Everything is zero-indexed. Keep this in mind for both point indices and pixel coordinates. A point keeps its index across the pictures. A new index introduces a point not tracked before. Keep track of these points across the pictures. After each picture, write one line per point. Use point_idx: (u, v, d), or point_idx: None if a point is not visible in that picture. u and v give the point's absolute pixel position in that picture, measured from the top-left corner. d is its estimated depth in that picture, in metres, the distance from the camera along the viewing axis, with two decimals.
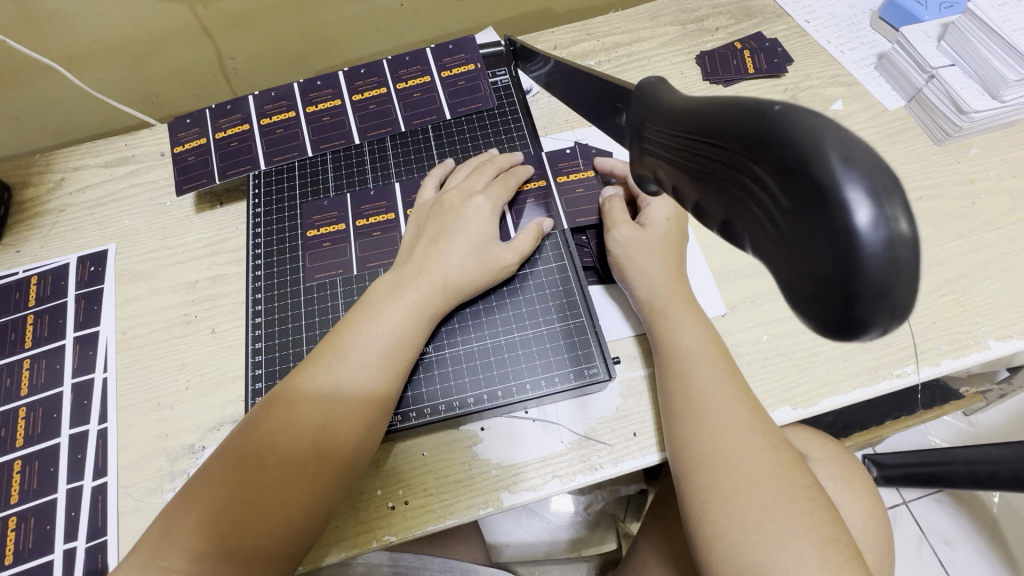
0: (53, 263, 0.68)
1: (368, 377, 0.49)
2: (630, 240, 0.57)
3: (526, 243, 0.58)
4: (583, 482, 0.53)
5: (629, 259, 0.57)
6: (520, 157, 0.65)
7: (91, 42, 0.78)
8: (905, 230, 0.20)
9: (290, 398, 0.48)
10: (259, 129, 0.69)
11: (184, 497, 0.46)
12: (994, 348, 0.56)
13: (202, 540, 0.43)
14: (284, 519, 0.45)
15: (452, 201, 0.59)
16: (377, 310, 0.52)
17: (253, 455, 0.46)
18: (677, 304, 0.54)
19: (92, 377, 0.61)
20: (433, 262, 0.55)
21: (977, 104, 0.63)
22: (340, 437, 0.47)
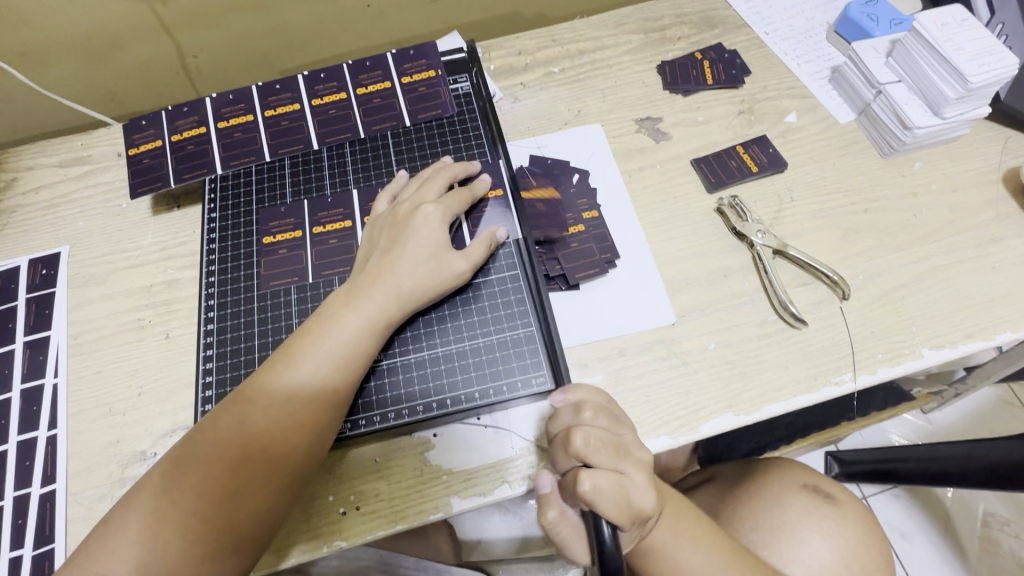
0: (3, 265, 0.67)
1: (319, 387, 0.50)
2: (560, 502, 0.45)
3: (478, 251, 0.59)
4: (532, 487, 0.54)
5: (564, 525, 0.45)
6: (477, 166, 0.65)
7: (45, 39, 0.77)
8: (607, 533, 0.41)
9: (240, 408, 0.48)
10: (217, 132, 0.68)
11: (127, 507, 0.45)
12: (927, 357, 0.59)
13: (144, 552, 0.43)
14: (233, 525, 0.45)
15: (407, 210, 0.59)
16: (329, 320, 0.52)
17: (200, 464, 0.46)
18: (628, 505, 0.42)
19: (41, 382, 0.61)
20: (386, 272, 0.55)
21: (919, 121, 0.66)
22: (291, 446, 0.48)
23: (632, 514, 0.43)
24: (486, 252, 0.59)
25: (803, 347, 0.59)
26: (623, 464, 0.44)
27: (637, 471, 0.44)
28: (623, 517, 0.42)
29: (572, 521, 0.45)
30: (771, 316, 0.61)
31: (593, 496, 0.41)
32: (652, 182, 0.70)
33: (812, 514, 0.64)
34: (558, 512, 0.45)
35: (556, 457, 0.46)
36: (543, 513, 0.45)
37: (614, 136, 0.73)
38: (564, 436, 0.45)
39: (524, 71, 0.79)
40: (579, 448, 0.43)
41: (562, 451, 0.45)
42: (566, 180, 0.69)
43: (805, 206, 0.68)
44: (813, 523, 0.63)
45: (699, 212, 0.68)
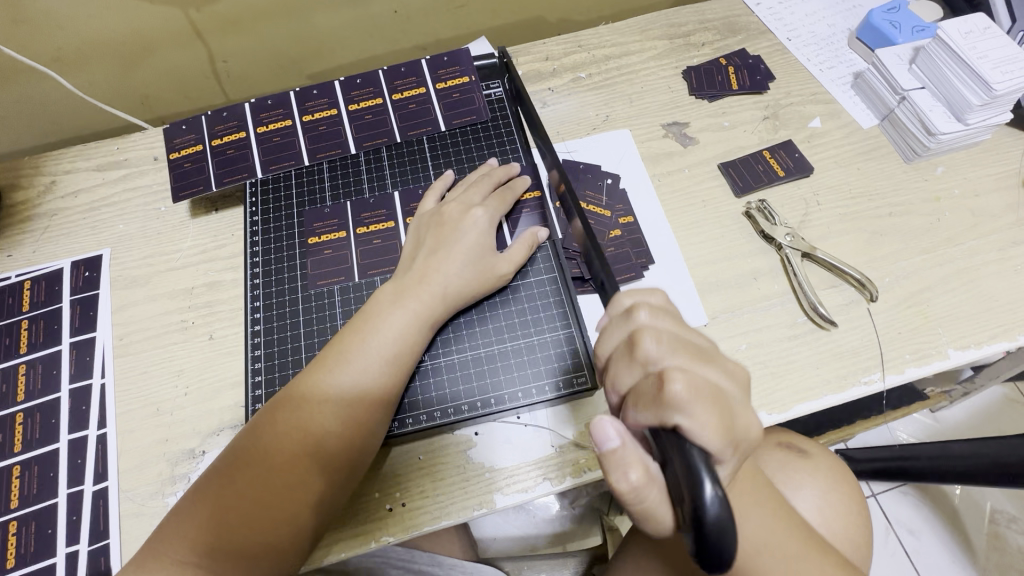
0: (46, 268, 0.69)
1: (371, 383, 0.51)
2: (640, 458, 0.36)
3: (520, 253, 0.61)
4: (572, 484, 0.56)
5: (651, 489, 0.36)
6: (517, 169, 0.67)
7: (82, 44, 0.78)
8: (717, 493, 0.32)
9: (294, 402, 0.50)
10: (256, 136, 0.70)
11: (192, 496, 0.47)
12: (953, 357, 0.60)
13: (210, 539, 0.45)
14: (288, 518, 0.47)
15: (451, 212, 0.61)
16: (378, 319, 0.54)
17: (259, 457, 0.48)
18: (730, 423, 0.36)
19: (89, 382, 0.62)
20: (433, 272, 0.57)
21: (943, 127, 0.67)
22: (343, 442, 0.49)
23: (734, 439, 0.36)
24: (527, 253, 0.61)
25: (832, 348, 0.61)
26: (706, 366, 0.38)
27: (724, 376, 0.38)
28: (726, 438, 0.35)
29: (658, 485, 0.36)
30: (801, 317, 0.63)
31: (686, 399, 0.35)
32: (681, 186, 0.72)
33: (788, 469, 0.63)
34: (643, 472, 0.36)
35: (617, 373, 0.40)
36: (623, 476, 0.36)
37: (643, 141, 0.75)
38: (627, 345, 0.40)
39: (552, 76, 0.81)
40: (651, 353, 0.39)
41: (625, 361, 0.40)
42: (598, 182, 0.71)
43: (831, 209, 0.69)
44: (789, 480, 0.62)
45: (727, 216, 0.69)
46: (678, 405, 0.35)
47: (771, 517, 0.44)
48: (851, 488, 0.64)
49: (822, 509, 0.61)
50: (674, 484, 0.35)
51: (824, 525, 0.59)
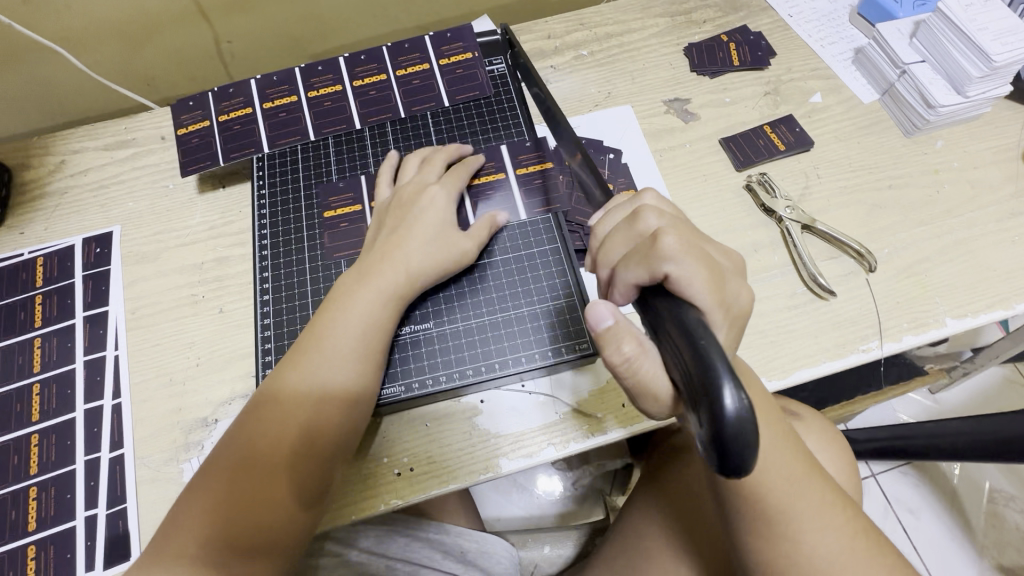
0: (58, 244, 0.70)
1: (348, 360, 0.53)
2: (633, 333, 0.39)
3: (482, 232, 0.62)
4: (575, 450, 0.57)
5: (645, 361, 0.38)
6: (467, 149, 0.68)
7: (88, 25, 0.79)
8: (741, 400, 0.31)
9: (278, 386, 0.52)
10: (262, 112, 0.71)
11: (181, 507, 0.48)
12: (950, 325, 0.61)
13: (207, 526, 0.46)
14: (283, 508, 0.48)
15: (407, 194, 0.62)
16: (347, 298, 0.55)
17: (249, 438, 0.49)
18: (719, 278, 0.39)
19: (104, 354, 0.63)
20: (395, 250, 0.57)
21: (943, 99, 0.68)
22: (326, 428, 0.50)
23: (726, 300, 0.39)
24: (488, 234, 0.62)
25: (831, 317, 0.62)
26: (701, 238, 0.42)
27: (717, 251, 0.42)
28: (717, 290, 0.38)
29: (653, 356, 0.38)
30: (800, 287, 0.64)
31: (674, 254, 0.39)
32: (682, 161, 0.72)
33: None
34: (636, 346, 0.38)
35: (614, 250, 0.43)
36: (616, 349, 0.38)
37: (644, 117, 0.75)
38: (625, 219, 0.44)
39: (554, 54, 0.81)
40: (651, 223, 0.42)
41: (621, 235, 0.43)
42: (601, 158, 0.72)
43: (831, 182, 0.70)
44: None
45: (728, 190, 0.70)
46: (665, 253, 0.38)
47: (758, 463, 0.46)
48: (840, 450, 0.65)
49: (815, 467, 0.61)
50: (673, 360, 0.35)
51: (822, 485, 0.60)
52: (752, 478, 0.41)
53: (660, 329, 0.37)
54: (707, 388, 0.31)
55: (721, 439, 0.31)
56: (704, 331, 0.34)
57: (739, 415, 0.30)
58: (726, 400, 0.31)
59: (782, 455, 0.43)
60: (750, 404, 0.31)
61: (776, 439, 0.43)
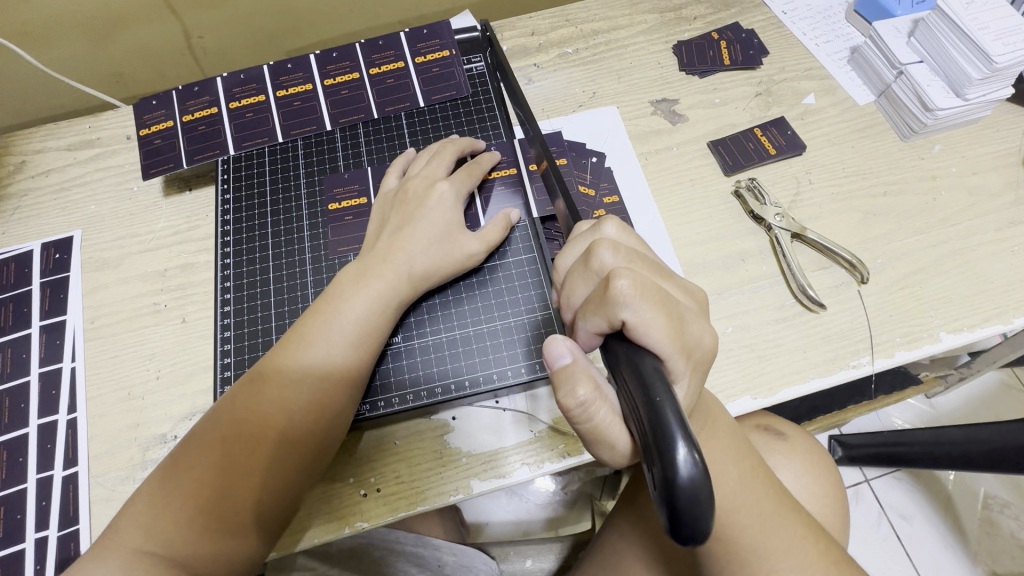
0: (16, 249, 0.67)
1: (333, 367, 0.50)
2: (589, 376, 0.38)
3: (493, 233, 0.58)
4: (550, 470, 0.54)
5: (600, 404, 0.37)
6: (482, 145, 0.64)
7: (49, 18, 0.75)
8: (695, 460, 0.30)
9: (257, 388, 0.48)
10: (229, 112, 0.67)
11: (168, 466, 0.47)
12: (945, 340, 0.59)
13: (167, 526, 0.44)
14: (266, 490, 0.46)
15: (415, 188, 0.58)
16: (341, 299, 0.52)
17: (221, 440, 0.47)
18: (677, 322, 0.36)
19: (60, 366, 0.61)
20: (397, 251, 0.54)
21: (941, 102, 0.65)
22: (319, 415, 0.48)
23: (685, 344, 0.37)
24: (501, 234, 0.59)
25: (821, 331, 0.59)
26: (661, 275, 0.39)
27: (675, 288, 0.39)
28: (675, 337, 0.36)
29: (608, 402, 0.37)
30: (789, 299, 0.61)
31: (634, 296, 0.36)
32: (669, 165, 0.69)
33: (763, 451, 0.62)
34: (591, 388, 0.37)
35: (575, 289, 0.41)
36: (571, 392, 0.37)
37: (630, 118, 0.72)
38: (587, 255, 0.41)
39: (537, 51, 0.78)
40: (606, 261, 0.39)
41: (581, 273, 0.41)
42: (583, 161, 0.68)
43: (824, 188, 0.67)
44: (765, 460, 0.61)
45: (716, 196, 0.67)
46: (623, 296, 0.36)
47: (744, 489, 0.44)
48: (827, 474, 0.64)
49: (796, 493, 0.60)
50: (630, 408, 0.35)
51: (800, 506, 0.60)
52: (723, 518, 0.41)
53: (620, 378, 0.36)
54: (662, 447, 0.30)
55: (670, 500, 0.30)
56: (658, 381, 0.33)
57: (688, 472, 0.29)
58: (680, 457, 0.30)
59: (755, 493, 0.42)
60: (705, 465, 0.30)
61: (749, 477, 0.43)
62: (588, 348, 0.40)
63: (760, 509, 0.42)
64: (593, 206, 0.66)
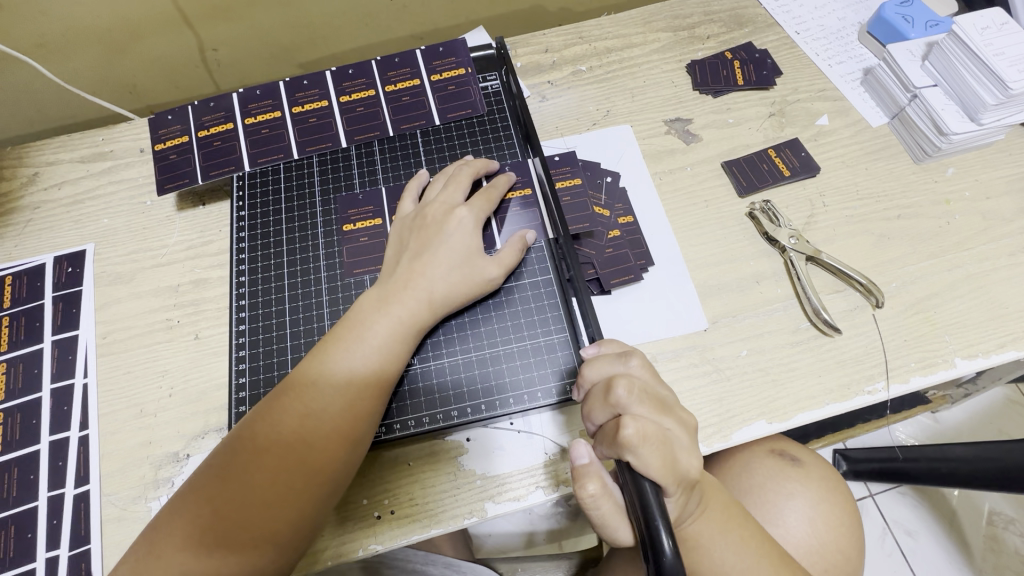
0: (28, 263, 0.67)
1: (354, 395, 0.49)
2: (599, 474, 0.42)
3: (510, 257, 0.58)
4: (566, 493, 0.54)
5: (605, 499, 0.42)
6: (498, 165, 0.64)
7: (65, 31, 0.75)
8: (671, 551, 0.36)
9: (275, 417, 0.48)
10: (244, 128, 0.67)
11: (192, 486, 0.47)
12: (960, 366, 0.59)
13: (185, 556, 0.44)
14: (286, 514, 0.46)
15: (434, 214, 0.59)
16: (362, 325, 0.52)
17: (239, 470, 0.46)
18: (673, 463, 0.41)
19: (72, 382, 0.60)
20: (418, 277, 0.54)
21: (956, 126, 0.65)
22: (340, 438, 0.48)
23: (678, 478, 0.41)
24: (518, 257, 0.59)
25: (836, 356, 0.59)
26: (667, 416, 0.42)
27: (677, 426, 0.43)
28: (670, 475, 0.40)
29: (612, 498, 0.42)
30: (804, 323, 0.61)
31: (638, 444, 0.39)
32: (683, 185, 0.69)
33: (778, 478, 0.64)
34: (599, 485, 0.42)
35: (590, 409, 0.45)
36: (582, 486, 0.42)
37: (644, 137, 0.73)
38: (603, 386, 0.44)
39: (551, 69, 0.78)
40: (620, 398, 0.42)
41: (598, 399, 0.44)
42: (598, 181, 0.69)
43: (838, 211, 0.67)
44: (779, 490, 0.63)
45: (730, 217, 0.67)
46: (627, 443, 0.40)
47: (741, 547, 0.46)
48: (841, 498, 0.65)
49: (811, 522, 0.62)
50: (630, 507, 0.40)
51: (810, 537, 0.61)
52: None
53: (623, 481, 0.41)
54: (652, 547, 0.36)
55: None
56: (656, 504, 0.38)
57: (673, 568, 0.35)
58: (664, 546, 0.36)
59: (751, 553, 0.46)
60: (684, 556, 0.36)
61: (743, 542, 0.46)
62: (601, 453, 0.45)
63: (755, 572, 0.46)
64: (608, 225, 0.65)
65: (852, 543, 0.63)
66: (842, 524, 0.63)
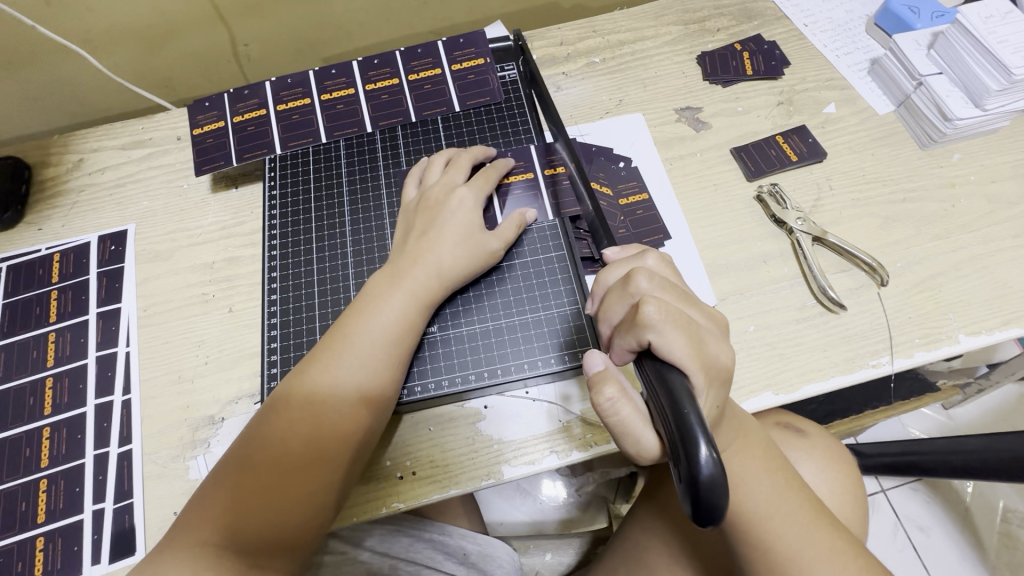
0: (74, 241, 0.71)
1: (376, 364, 0.53)
2: (617, 379, 0.41)
3: (509, 232, 0.62)
4: (579, 458, 0.57)
5: (624, 403, 0.40)
6: (494, 151, 0.68)
7: (110, 26, 0.80)
8: (708, 456, 0.33)
9: (305, 389, 0.52)
10: (276, 114, 0.72)
11: (226, 463, 0.50)
12: (964, 342, 0.60)
13: (228, 520, 0.46)
14: (314, 479, 0.49)
15: (435, 196, 0.62)
16: (377, 302, 0.55)
17: (271, 441, 0.50)
18: (702, 344, 0.40)
19: (115, 350, 0.64)
20: (425, 253, 0.58)
21: (960, 112, 0.67)
22: (363, 409, 0.52)
23: (708, 361, 0.40)
24: (515, 233, 0.62)
25: (841, 331, 0.61)
26: (690, 306, 0.43)
27: (704, 316, 0.43)
28: (700, 365, 0.39)
29: (633, 401, 0.40)
30: (810, 300, 0.63)
31: (660, 324, 0.39)
32: (693, 170, 0.72)
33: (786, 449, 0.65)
34: (617, 389, 0.40)
35: (608, 308, 0.45)
36: (599, 391, 0.40)
37: (655, 125, 0.75)
38: (621, 282, 0.44)
39: (566, 61, 0.81)
40: (641, 286, 0.43)
41: (616, 294, 0.44)
42: (612, 166, 0.72)
43: (845, 194, 0.69)
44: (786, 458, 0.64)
45: (739, 200, 0.70)
46: (649, 323, 0.39)
47: (774, 480, 0.47)
48: (845, 468, 0.66)
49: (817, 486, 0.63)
50: (657, 411, 0.38)
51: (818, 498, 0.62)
52: (761, 524, 0.46)
53: (649, 386, 0.39)
54: (689, 461, 0.33)
55: (693, 496, 0.33)
56: (685, 394, 0.36)
57: (711, 474, 0.33)
58: (701, 454, 0.33)
59: (785, 488, 0.47)
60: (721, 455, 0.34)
61: (783, 485, 0.47)
62: (623, 361, 0.43)
63: (790, 504, 0.47)
64: (624, 211, 0.69)
65: (859, 516, 0.64)
66: (857, 504, 0.64)
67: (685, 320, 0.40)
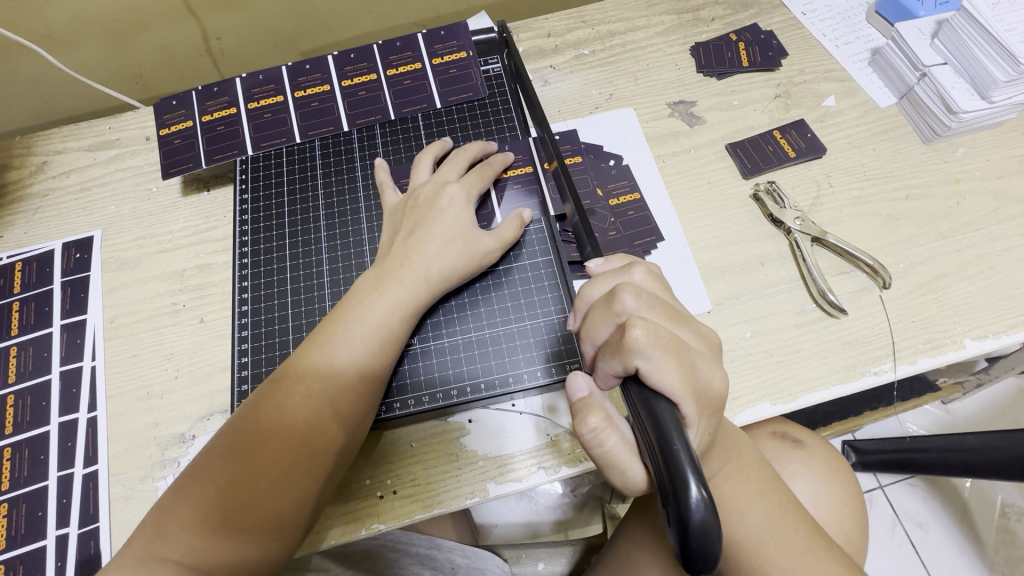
0: (37, 249, 0.68)
1: (350, 377, 0.50)
2: (602, 406, 0.38)
3: (508, 231, 0.59)
4: (569, 474, 0.54)
5: (610, 433, 0.37)
6: (495, 146, 0.64)
7: (72, 21, 0.76)
8: (697, 496, 0.31)
9: (273, 402, 0.48)
10: (247, 113, 0.68)
11: (195, 472, 0.47)
12: (969, 347, 0.58)
13: (194, 535, 0.45)
14: (286, 500, 0.46)
15: (425, 195, 0.58)
16: (361, 306, 0.52)
17: (244, 452, 0.47)
18: (693, 370, 0.37)
19: (80, 365, 0.61)
20: (413, 254, 0.54)
21: (966, 105, 0.64)
22: (339, 426, 0.49)
23: (699, 387, 0.37)
24: (515, 232, 0.59)
25: (841, 337, 0.59)
26: (678, 326, 0.40)
27: (693, 336, 0.41)
28: (690, 394, 0.36)
29: (619, 431, 0.37)
30: (809, 305, 0.60)
31: (647, 349, 0.36)
32: (687, 167, 0.69)
33: (783, 461, 0.63)
34: (603, 418, 0.37)
35: (593, 327, 0.41)
36: (583, 420, 0.37)
37: (647, 120, 0.72)
38: (606, 298, 0.41)
39: (554, 53, 0.78)
40: (628, 305, 0.40)
41: (601, 312, 0.41)
42: (602, 164, 0.69)
43: (845, 192, 0.66)
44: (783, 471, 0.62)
45: (735, 199, 0.67)
46: (635, 348, 0.36)
47: (769, 502, 0.45)
48: (844, 480, 0.64)
49: (815, 501, 0.61)
50: (644, 441, 0.35)
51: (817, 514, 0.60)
52: (754, 552, 0.43)
53: (635, 413, 0.37)
54: (677, 502, 0.31)
55: (682, 538, 0.31)
56: (673, 424, 0.34)
57: (701, 516, 0.31)
58: (691, 495, 0.31)
59: (782, 512, 0.45)
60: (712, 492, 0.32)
61: (780, 509, 0.45)
62: (608, 386, 0.40)
63: (786, 527, 0.44)
64: (614, 215, 0.66)
65: (858, 526, 0.62)
66: (856, 514, 0.62)
67: (674, 342, 0.37)
